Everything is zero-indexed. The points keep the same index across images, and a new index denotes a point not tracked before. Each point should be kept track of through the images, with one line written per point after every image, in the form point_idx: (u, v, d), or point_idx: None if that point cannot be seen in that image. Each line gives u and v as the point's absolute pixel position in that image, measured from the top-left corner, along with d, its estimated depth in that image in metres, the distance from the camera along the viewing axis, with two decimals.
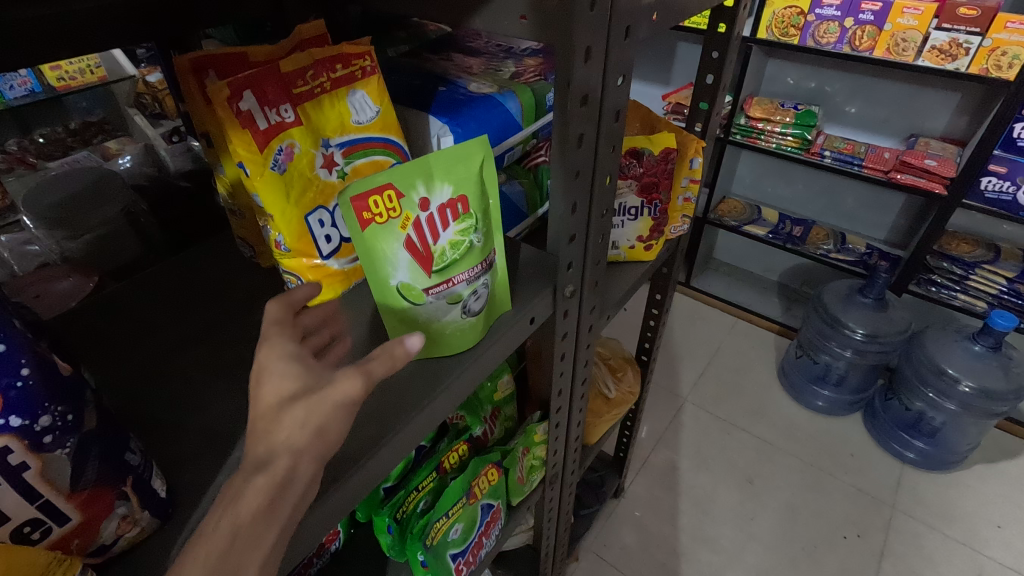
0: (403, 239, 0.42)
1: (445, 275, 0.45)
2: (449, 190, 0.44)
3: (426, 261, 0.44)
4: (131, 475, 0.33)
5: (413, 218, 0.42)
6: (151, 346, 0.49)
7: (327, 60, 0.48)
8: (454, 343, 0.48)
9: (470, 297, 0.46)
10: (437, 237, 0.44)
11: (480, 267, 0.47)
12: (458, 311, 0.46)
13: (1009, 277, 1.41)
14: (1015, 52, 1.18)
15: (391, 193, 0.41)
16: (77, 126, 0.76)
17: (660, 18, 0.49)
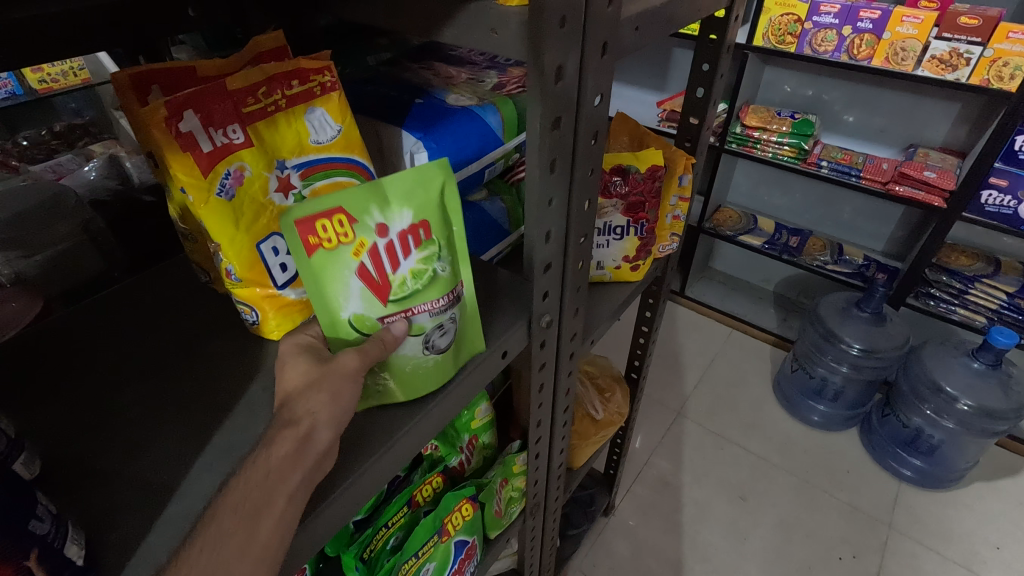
0: (356, 267, 0.39)
1: (404, 305, 0.41)
2: (410, 218, 0.40)
3: (382, 290, 0.41)
4: (36, 547, 0.29)
5: (368, 245, 0.39)
6: (91, 383, 0.45)
7: (283, 76, 0.45)
8: (415, 384, 0.44)
9: (435, 333, 0.43)
10: (395, 266, 0.41)
11: (444, 300, 0.43)
12: (421, 346, 0.43)
13: (1010, 291, 1.38)
14: (1016, 63, 1.14)
15: (342, 218, 0.39)
16: (63, 129, 0.72)
17: (643, 31, 0.45)
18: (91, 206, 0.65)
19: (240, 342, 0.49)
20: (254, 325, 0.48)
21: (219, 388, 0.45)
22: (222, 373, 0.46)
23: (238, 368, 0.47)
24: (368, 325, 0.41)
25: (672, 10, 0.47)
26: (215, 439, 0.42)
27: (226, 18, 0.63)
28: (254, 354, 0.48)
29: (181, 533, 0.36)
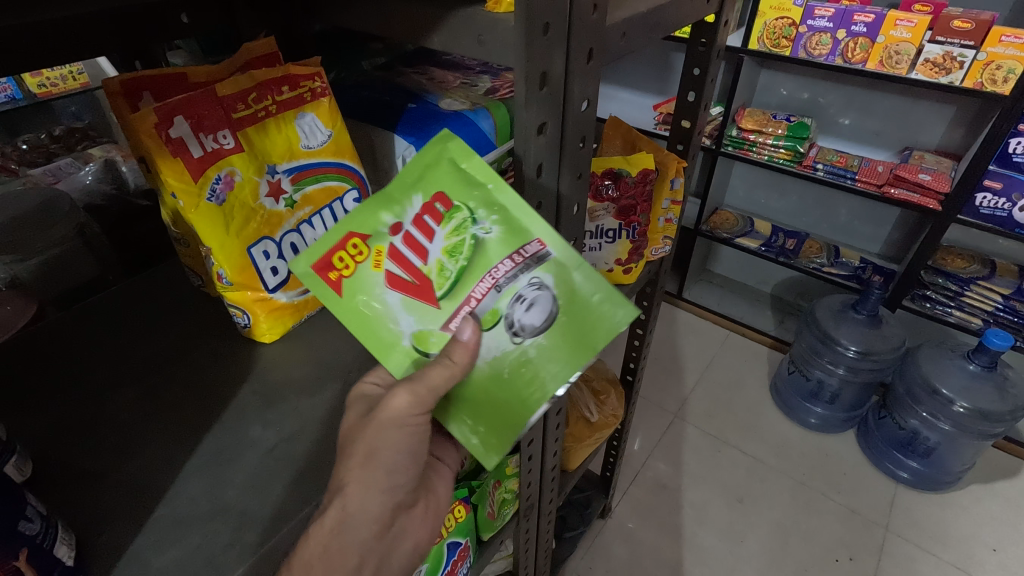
0: (386, 279, 0.39)
1: (459, 296, 0.39)
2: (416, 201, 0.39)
3: (423, 291, 0.39)
4: (24, 547, 0.30)
5: (388, 252, 0.39)
6: (84, 386, 0.46)
7: (273, 81, 0.45)
8: (530, 384, 0.40)
9: (517, 312, 0.39)
10: (425, 256, 0.39)
11: (511, 261, 0.38)
12: (507, 336, 0.39)
13: (1005, 293, 1.38)
14: (1009, 66, 1.15)
15: (354, 240, 0.39)
16: (63, 132, 0.72)
17: (630, 36, 0.45)
18: (85, 211, 0.65)
19: (232, 345, 0.50)
20: (245, 328, 0.49)
21: (211, 391, 0.46)
22: (213, 376, 0.47)
23: (230, 371, 0.47)
24: (433, 341, 0.39)
25: (660, 16, 0.48)
26: (205, 442, 0.42)
27: (220, 24, 0.63)
28: (246, 358, 0.49)
29: (171, 535, 0.36)
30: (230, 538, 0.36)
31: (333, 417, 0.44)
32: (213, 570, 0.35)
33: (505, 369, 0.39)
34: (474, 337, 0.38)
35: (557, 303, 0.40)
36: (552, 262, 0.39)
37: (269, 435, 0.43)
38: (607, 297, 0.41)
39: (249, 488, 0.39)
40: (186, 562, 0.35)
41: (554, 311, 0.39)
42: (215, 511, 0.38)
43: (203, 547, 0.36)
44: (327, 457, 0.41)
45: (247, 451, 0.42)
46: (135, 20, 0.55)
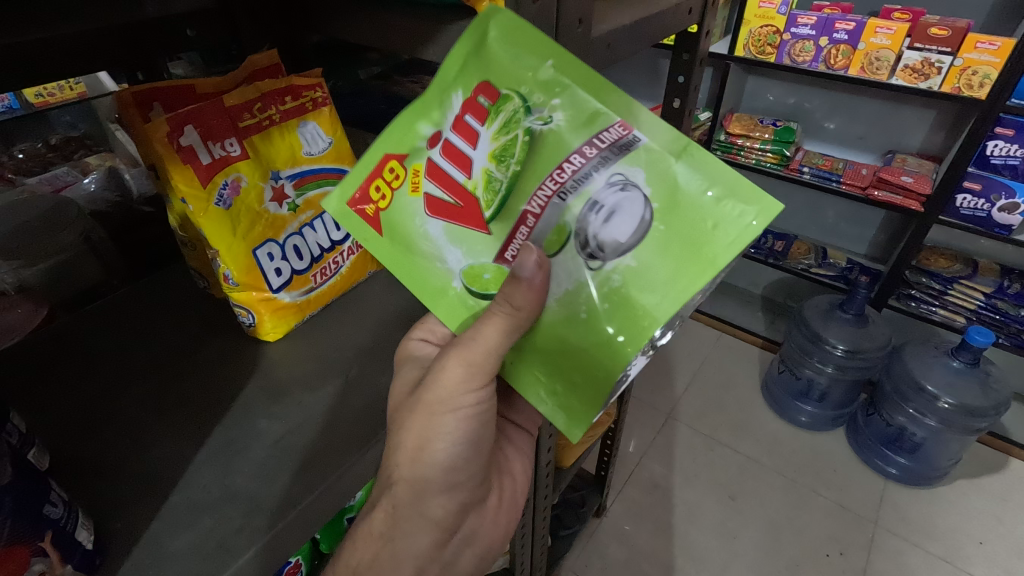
0: (426, 203, 0.42)
1: (509, 215, 0.39)
2: (458, 108, 0.41)
3: (467, 212, 0.40)
4: (49, 529, 0.32)
5: (428, 170, 0.42)
6: (96, 383, 0.48)
7: (277, 92, 0.48)
8: (624, 323, 0.36)
9: (592, 226, 0.36)
10: (470, 170, 0.40)
11: (578, 159, 0.37)
12: (584, 263, 0.37)
13: (986, 292, 1.42)
14: (985, 71, 1.18)
15: (393, 163, 0.43)
16: (59, 141, 0.70)
17: (615, 47, 0.48)
18: (92, 218, 0.67)
19: (238, 344, 0.52)
20: (250, 328, 0.51)
21: (218, 387, 0.48)
22: (220, 373, 0.49)
23: (236, 368, 0.50)
24: (487, 277, 0.41)
25: (643, 28, 0.51)
26: (214, 434, 0.44)
27: (223, 35, 0.66)
28: (252, 355, 0.51)
29: (184, 520, 0.38)
30: (240, 522, 0.38)
31: (336, 410, 0.46)
32: (225, 551, 0.37)
33: (580, 308, 0.37)
34: (541, 265, 0.37)
35: (651, 208, 0.36)
36: (641, 152, 0.37)
37: (275, 427, 0.45)
38: (727, 191, 0.37)
39: (257, 476, 0.41)
40: (200, 545, 0.37)
41: (646, 219, 0.36)
42: (226, 498, 0.40)
43: (215, 531, 0.38)
44: (331, 446, 0.44)
45: (254, 442, 0.44)
46: (141, 34, 0.57)
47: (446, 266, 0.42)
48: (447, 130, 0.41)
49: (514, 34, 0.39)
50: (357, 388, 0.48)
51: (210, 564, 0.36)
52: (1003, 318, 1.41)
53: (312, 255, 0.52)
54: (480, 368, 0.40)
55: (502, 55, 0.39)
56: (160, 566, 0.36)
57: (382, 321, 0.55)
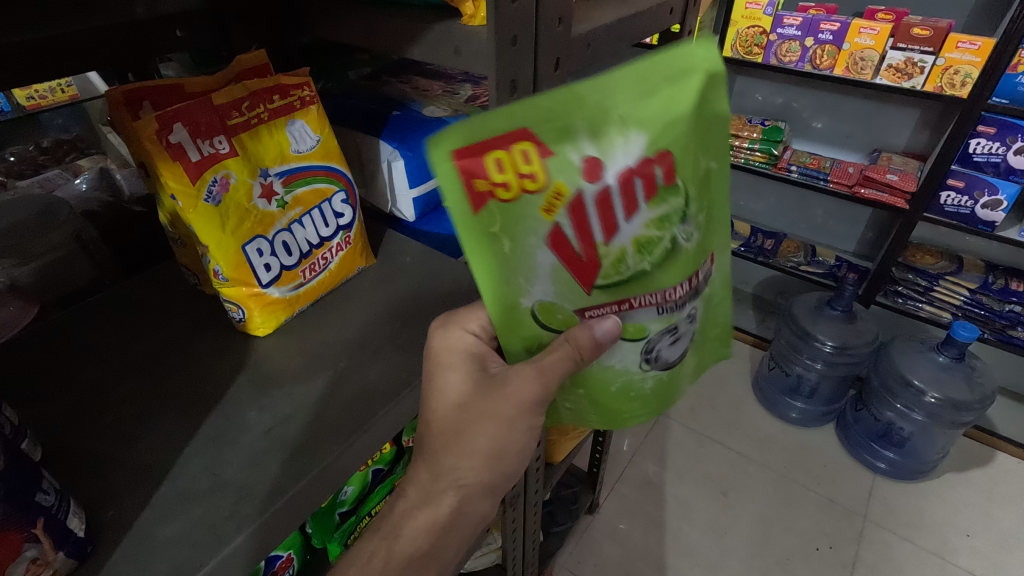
0: (545, 226, 0.36)
1: (617, 293, 0.39)
2: (635, 161, 0.35)
3: (584, 269, 0.38)
4: (41, 516, 0.33)
5: (571, 205, 0.35)
6: (88, 378, 0.48)
7: (265, 91, 0.49)
8: (631, 401, 0.46)
9: (661, 343, 0.42)
10: (611, 236, 0.37)
11: (682, 288, 0.40)
12: (638, 346, 0.42)
13: (972, 288, 1.44)
14: (966, 70, 1.21)
15: (529, 151, 0.34)
16: (50, 145, 0.72)
17: (596, 46, 0.49)
18: (83, 217, 0.68)
19: (227, 339, 0.53)
20: (240, 323, 0.51)
21: (208, 381, 0.49)
22: (211, 367, 0.50)
23: (226, 362, 0.51)
24: (559, 318, 0.41)
25: (623, 28, 0.52)
26: (204, 426, 0.45)
27: (212, 36, 0.66)
28: (242, 350, 0.52)
29: (175, 509, 0.39)
30: (230, 511, 0.39)
31: (324, 402, 0.47)
32: (215, 539, 0.37)
33: (615, 383, 0.45)
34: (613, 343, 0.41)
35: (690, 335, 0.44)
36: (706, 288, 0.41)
37: (264, 419, 0.46)
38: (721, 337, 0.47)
39: (246, 466, 0.42)
40: (189, 533, 0.38)
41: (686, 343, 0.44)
42: (215, 487, 0.41)
43: (205, 519, 0.39)
44: (320, 437, 0.45)
45: (244, 434, 0.45)
46: (132, 36, 0.58)
47: (527, 287, 0.39)
48: (614, 177, 0.35)
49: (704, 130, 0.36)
50: (346, 381, 0.49)
51: (199, 551, 0.37)
52: (988, 313, 1.43)
53: (301, 251, 0.53)
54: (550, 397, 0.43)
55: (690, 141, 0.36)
56: (150, 553, 0.37)
57: (371, 316, 0.56)
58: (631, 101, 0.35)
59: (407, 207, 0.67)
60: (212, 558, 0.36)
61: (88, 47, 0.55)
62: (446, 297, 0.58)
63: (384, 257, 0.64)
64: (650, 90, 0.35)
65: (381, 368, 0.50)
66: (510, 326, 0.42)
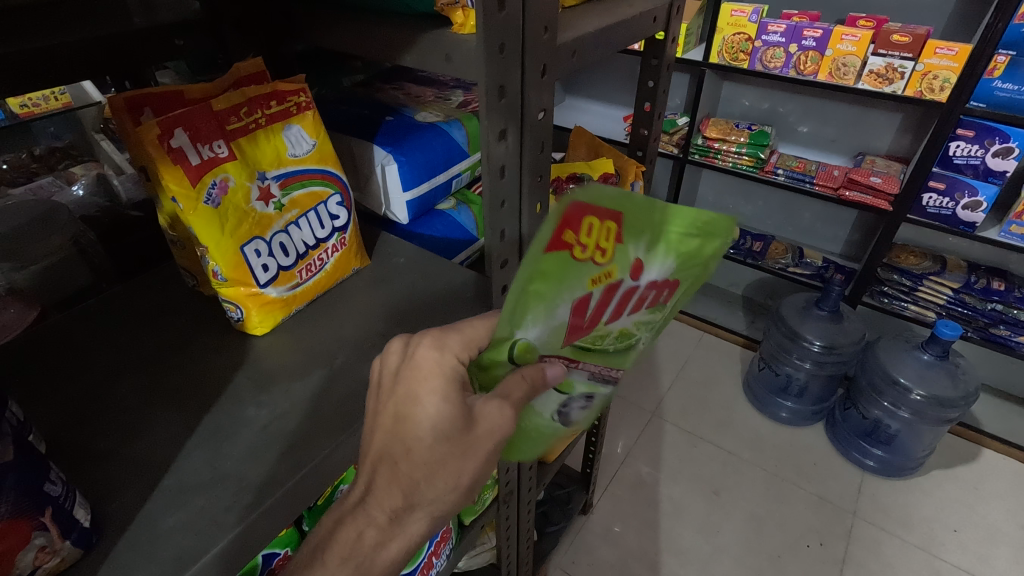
0: (581, 292, 0.37)
1: (579, 355, 0.42)
2: (662, 276, 0.39)
3: (575, 333, 0.40)
4: (50, 505, 0.34)
5: (609, 284, 0.37)
6: (89, 377, 0.50)
7: (262, 97, 0.50)
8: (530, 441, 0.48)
9: (577, 403, 0.46)
10: (610, 319, 0.40)
11: (618, 370, 0.45)
12: (565, 403, 0.45)
13: (954, 287, 1.48)
14: (945, 76, 1.24)
15: (612, 230, 0.35)
16: (42, 152, 0.73)
17: (583, 53, 0.51)
18: (82, 221, 0.68)
19: (225, 338, 0.54)
20: (238, 322, 0.53)
21: (207, 379, 0.50)
22: (210, 365, 0.51)
23: (225, 360, 0.52)
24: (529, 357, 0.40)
25: (609, 35, 0.54)
26: (205, 421, 0.46)
27: (209, 44, 0.68)
28: (239, 348, 0.53)
29: (176, 501, 0.40)
30: (230, 501, 0.41)
31: (319, 398, 0.49)
32: (216, 528, 0.39)
33: (527, 426, 0.46)
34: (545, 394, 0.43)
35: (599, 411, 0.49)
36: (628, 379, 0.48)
37: (262, 414, 0.47)
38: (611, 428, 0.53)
39: (245, 459, 0.44)
40: (191, 523, 0.39)
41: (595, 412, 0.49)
42: (216, 479, 0.42)
43: (206, 509, 0.40)
44: (316, 432, 0.46)
45: (243, 429, 0.46)
46: (132, 47, 0.60)
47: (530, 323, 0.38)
48: (642, 282, 0.39)
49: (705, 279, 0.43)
50: (342, 377, 0.51)
51: (201, 539, 0.38)
52: (971, 312, 1.47)
53: (298, 251, 0.55)
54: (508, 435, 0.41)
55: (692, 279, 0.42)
56: (152, 542, 0.38)
57: (364, 316, 0.57)
58: (685, 228, 0.38)
59: (401, 210, 0.68)
60: (214, 546, 0.38)
61: (92, 55, 0.56)
62: (439, 296, 0.60)
63: (377, 258, 0.66)
64: (696, 248, 0.39)
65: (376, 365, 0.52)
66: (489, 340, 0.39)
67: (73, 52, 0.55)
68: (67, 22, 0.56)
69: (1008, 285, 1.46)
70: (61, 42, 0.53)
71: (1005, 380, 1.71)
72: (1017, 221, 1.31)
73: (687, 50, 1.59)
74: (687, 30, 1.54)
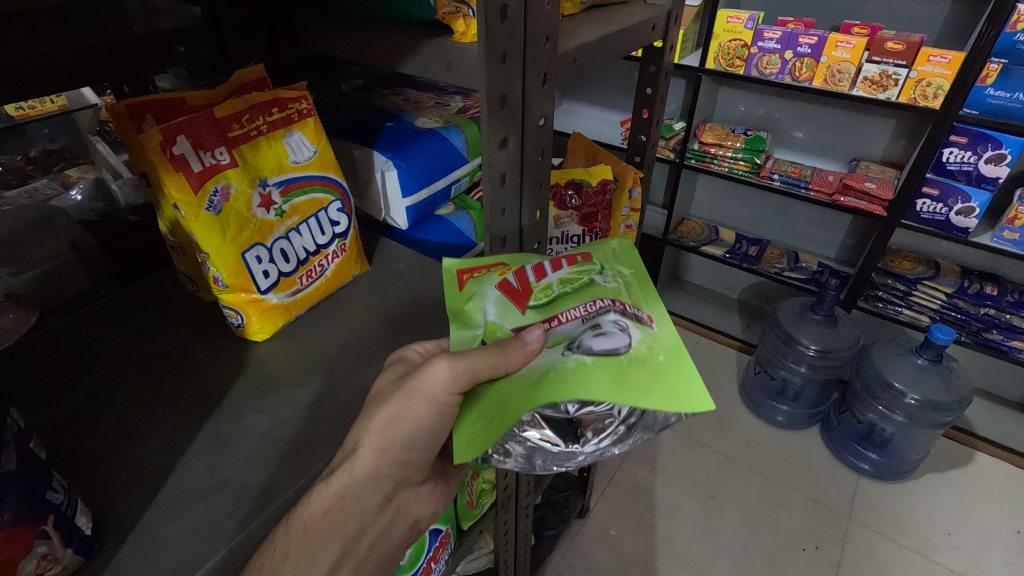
0: (499, 280, 0.49)
1: (546, 313, 0.47)
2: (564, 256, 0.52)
3: (520, 297, 0.48)
4: (52, 513, 0.34)
5: (516, 271, 0.49)
6: (89, 384, 0.50)
7: (264, 104, 0.51)
8: (557, 386, 0.39)
9: (584, 335, 0.43)
10: (541, 278, 0.49)
11: (606, 303, 0.46)
12: (564, 348, 0.43)
13: (948, 292, 1.49)
14: (938, 83, 1.26)
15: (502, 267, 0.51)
16: (37, 155, 0.73)
17: (583, 61, 0.52)
18: (80, 226, 0.68)
19: (225, 344, 0.54)
20: (238, 328, 0.53)
21: (208, 385, 0.50)
22: (210, 372, 0.51)
23: (225, 366, 0.52)
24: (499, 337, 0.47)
25: (608, 44, 0.54)
26: (206, 428, 0.46)
27: (209, 51, 0.68)
28: (240, 354, 0.53)
29: (178, 507, 0.41)
30: (232, 508, 0.41)
31: (319, 404, 0.49)
32: (217, 536, 0.39)
33: (537, 373, 0.41)
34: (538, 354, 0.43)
35: (629, 345, 0.42)
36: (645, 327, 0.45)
37: (264, 420, 0.47)
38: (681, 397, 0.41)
39: (246, 465, 0.44)
40: (193, 530, 0.39)
41: (623, 347, 0.42)
42: (217, 486, 0.42)
43: (208, 516, 0.40)
44: (317, 438, 0.46)
45: (244, 435, 0.46)
46: (134, 54, 0.60)
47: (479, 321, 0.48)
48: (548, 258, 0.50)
49: (627, 251, 0.53)
50: (342, 383, 0.51)
51: (203, 547, 0.38)
52: (964, 317, 1.48)
53: (298, 258, 0.55)
54: (460, 379, 0.42)
55: (611, 253, 0.52)
56: (155, 549, 0.38)
57: (364, 322, 0.58)
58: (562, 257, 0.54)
59: (401, 216, 0.69)
60: (218, 552, 0.38)
61: (92, 61, 0.56)
62: (439, 302, 0.60)
63: (377, 264, 0.66)
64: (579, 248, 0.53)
65: (376, 371, 0.52)
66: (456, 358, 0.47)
67: (71, 58, 0.54)
68: (68, 29, 0.56)
69: (1000, 290, 1.47)
70: (62, 49, 0.54)
71: (997, 384, 1.73)
72: (1009, 226, 1.32)
73: (684, 56, 1.61)
74: (684, 36, 1.55)
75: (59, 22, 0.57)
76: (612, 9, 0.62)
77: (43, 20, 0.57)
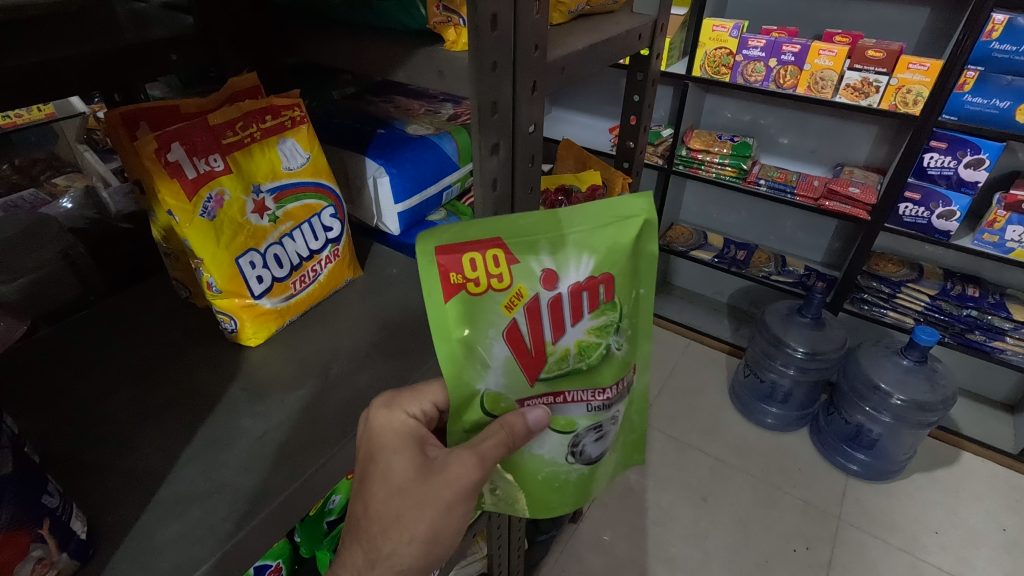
0: (508, 322, 0.44)
1: (555, 387, 0.46)
2: (587, 276, 0.44)
3: (533, 368, 0.45)
4: (47, 517, 0.34)
5: (528, 306, 0.44)
6: (82, 392, 0.49)
7: (258, 111, 0.51)
8: (561, 483, 0.50)
9: (587, 439, 0.48)
10: (558, 337, 0.44)
11: (613, 388, 0.48)
12: (567, 439, 0.48)
13: (931, 294, 1.52)
14: (918, 90, 1.29)
15: (499, 255, 0.43)
16: (24, 163, 0.73)
17: (571, 68, 0.53)
18: (71, 233, 0.68)
19: (219, 349, 0.55)
20: (232, 333, 0.53)
21: (202, 391, 0.50)
22: (204, 377, 0.52)
23: (220, 370, 0.52)
24: (502, 406, 0.46)
25: (596, 52, 0.56)
26: (201, 432, 0.47)
27: (201, 59, 0.68)
28: (234, 359, 0.54)
29: (175, 510, 0.41)
30: (225, 511, 0.41)
31: (312, 407, 0.50)
32: (213, 537, 0.39)
33: (542, 474, 0.49)
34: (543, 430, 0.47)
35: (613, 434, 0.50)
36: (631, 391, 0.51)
37: (258, 424, 0.48)
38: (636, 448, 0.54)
39: (241, 468, 0.44)
40: (189, 533, 0.39)
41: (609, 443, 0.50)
42: (213, 489, 0.42)
43: (204, 519, 0.40)
44: (312, 442, 0.47)
45: (239, 438, 0.46)
46: (128, 64, 0.60)
47: (483, 374, 0.45)
48: (566, 291, 0.44)
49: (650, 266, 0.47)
50: (336, 387, 0.51)
51: (199, 549, 0.38)
52: (947, 318, 1.51)
53: (292, 263, 0.55)
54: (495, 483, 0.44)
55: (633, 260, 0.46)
56: (152, 553, 0.38)
57: (358, 326, 0.58)
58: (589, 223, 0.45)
59: (393, 221, 0.69)
60: (213, 554, 0.38)
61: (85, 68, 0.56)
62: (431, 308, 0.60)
63: (370, 270, 0.66)
64: (606, 215, 0.45)
65: (370, 374, 0.53)
66: (458, 408, 0.45)
67: (63, 67, 0.55)
68: (61, 38, 0.57)
69: (982, 292, 1.51)
70: (55, 58, 0.54)
71: (982, 385, 1.76)
72: (989, 229, 1.35)
73: (671, 63, 1.63)
74: (670, 44, 1.58)
75: (52, 32, 0.57)
76: (600, 18, 0.63)
77: (40, 28, 0.57)
